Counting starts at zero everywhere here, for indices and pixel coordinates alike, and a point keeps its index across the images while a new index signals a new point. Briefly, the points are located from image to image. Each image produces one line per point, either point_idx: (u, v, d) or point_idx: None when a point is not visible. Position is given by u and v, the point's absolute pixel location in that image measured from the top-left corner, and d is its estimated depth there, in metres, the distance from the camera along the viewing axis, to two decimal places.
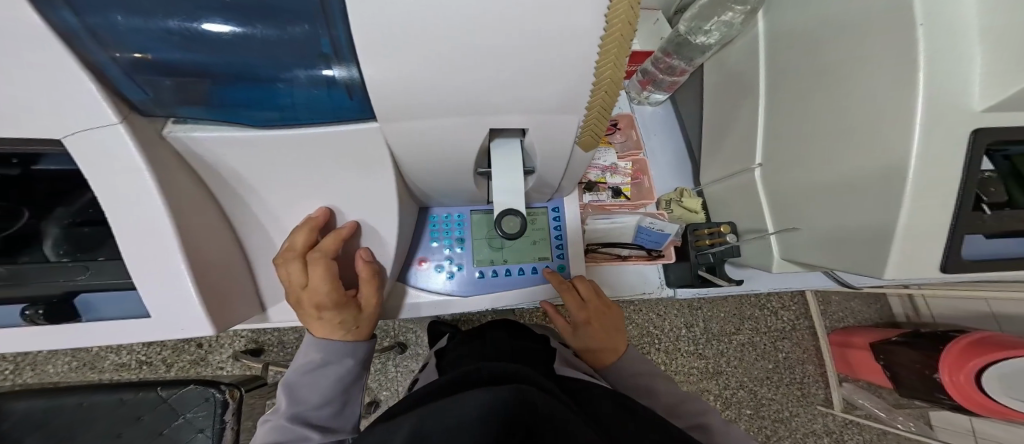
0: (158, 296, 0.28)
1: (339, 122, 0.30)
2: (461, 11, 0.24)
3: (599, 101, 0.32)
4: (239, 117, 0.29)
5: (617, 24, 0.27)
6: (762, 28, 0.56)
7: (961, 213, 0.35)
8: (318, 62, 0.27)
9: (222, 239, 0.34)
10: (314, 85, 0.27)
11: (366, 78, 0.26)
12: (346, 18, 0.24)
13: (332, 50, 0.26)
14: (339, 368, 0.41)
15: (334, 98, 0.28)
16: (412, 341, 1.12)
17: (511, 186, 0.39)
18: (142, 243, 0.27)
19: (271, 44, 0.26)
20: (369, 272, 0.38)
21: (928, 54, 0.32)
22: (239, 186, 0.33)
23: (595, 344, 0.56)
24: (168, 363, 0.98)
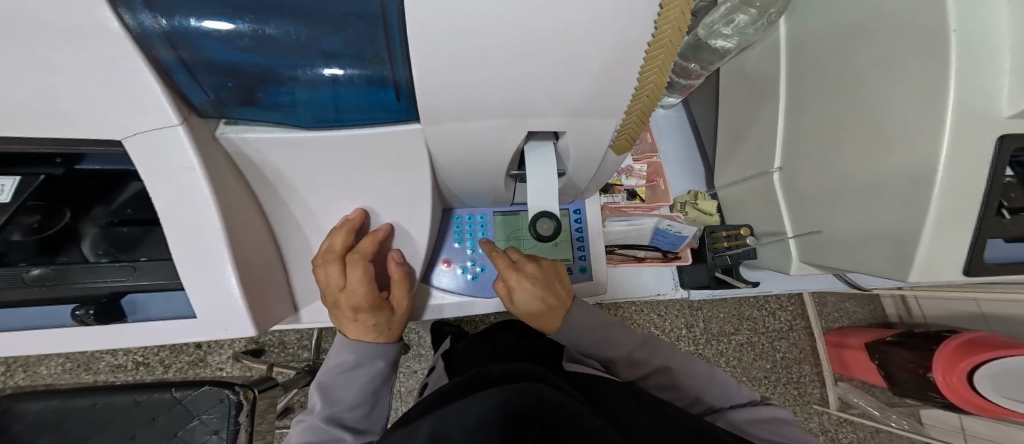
0: (204, 298, 0.28)
1: (390, 123, 0.30)
2: (460, 12, 0.23)
3: (640, 105, 0.33)
4: (290, 119, 0.29)
5: (667, 31, 0.26)
6: (784, 34, 0.57)
7: (985, 217, 0.37)
8: (369, 62, 0.26)
9: (262, 240, 0.33)
10: (363, 86, 0.27)
11: (419, 77, 0.25)
12: (403, 18, 0.23)
13: (387, 49, 0.25)
14: (371, 369, 0.41)
15: (381, 98, 0.28)
16: (415, 341, 1.11)
17: (541, 191, 0.39)
18: (195, 244, 0.27)
19: (330, 43, 0.25)
20: (401, 273, 0.38)
21: (959, 65, 0.33)
22: (281, 187, 0.32)
23: (543, 313, 0.49)
24: (166, 364, 0.96)
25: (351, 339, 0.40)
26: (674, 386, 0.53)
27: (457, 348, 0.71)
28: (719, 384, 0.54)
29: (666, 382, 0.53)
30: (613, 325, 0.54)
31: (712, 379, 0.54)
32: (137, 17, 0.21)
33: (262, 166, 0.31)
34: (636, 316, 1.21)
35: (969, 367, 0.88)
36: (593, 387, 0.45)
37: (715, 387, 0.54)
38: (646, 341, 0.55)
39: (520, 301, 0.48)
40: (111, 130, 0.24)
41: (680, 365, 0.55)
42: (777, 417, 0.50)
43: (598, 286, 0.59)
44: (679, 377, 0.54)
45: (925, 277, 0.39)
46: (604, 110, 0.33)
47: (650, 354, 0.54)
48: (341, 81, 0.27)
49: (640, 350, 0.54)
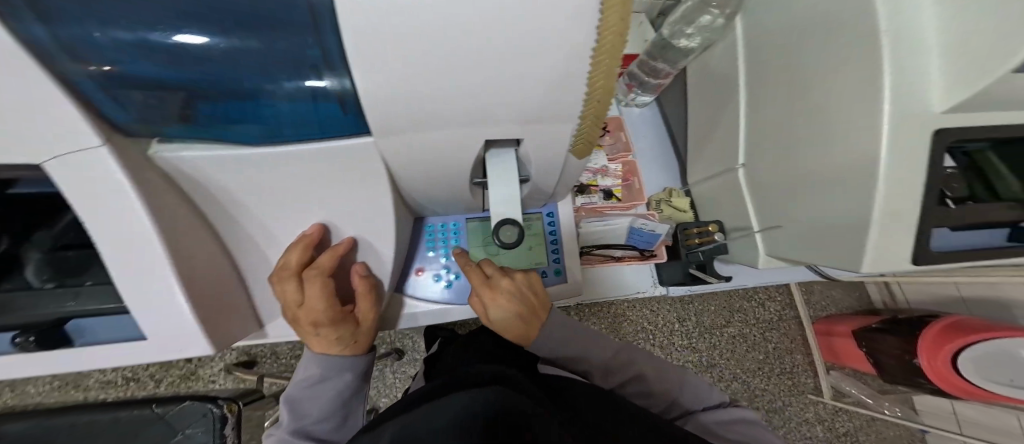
0: (152, 319, 0.28)
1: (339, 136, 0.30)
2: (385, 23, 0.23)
3: (593, 110, 0.34)
4: (228, 134, 0.29)
5: (609, 36, 0.28)
6: (741, 29, 0.59)
7: (926, 209, 0.38)
8: (314, 77, 0.26)
9: (214, 257, 0.34)
10: (309, 101, 0.27)
11: (357, 92, 0.26)
12: (340, 38, 0.24)
13: (325, 60, 0.25)
14: (338, 382, 0.41)
15: (327, 112, 0.28)
16: (409, 347, 1.11)
17: (505, 198, 0.40)
18: (137, 265, 0.27)
19: (267, 58, 0.26)
20: (365, 286, 0.39)
21: (892, 61, 0.35)
22: (232, 203, 0.33)
23: (514, 326, 0.49)
24: (156, 379, 0.94)
25: (317, 352, 0.41)
26: (648, 393, 0.54)
27: (443, 351, 0.71)
28: (689, 387, 0.55)
29: (640, 389, 0.54)
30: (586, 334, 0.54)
31: (683, 384, 0.56)
32: (28, 27, 0.20)
33: (209, 187, 0.31)
34: (629, 312, 1.22)
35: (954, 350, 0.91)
36: (563, 389, 0.46)
37: (687, 390, 0.55)
38: (620, 349, 0.56)
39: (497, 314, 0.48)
40: (29, 153, 0.22)
41: (652, 372, 0.55)
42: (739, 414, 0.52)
43: (572, 288, 0.60)
44: (653, 384, 0.54)
45: (877, 267, 0.41)
46: (557, 116, 0.33)
47: (623, 362, 0.55)
48: (292, 95, 0.27)
49: (613, 359, 0.55)
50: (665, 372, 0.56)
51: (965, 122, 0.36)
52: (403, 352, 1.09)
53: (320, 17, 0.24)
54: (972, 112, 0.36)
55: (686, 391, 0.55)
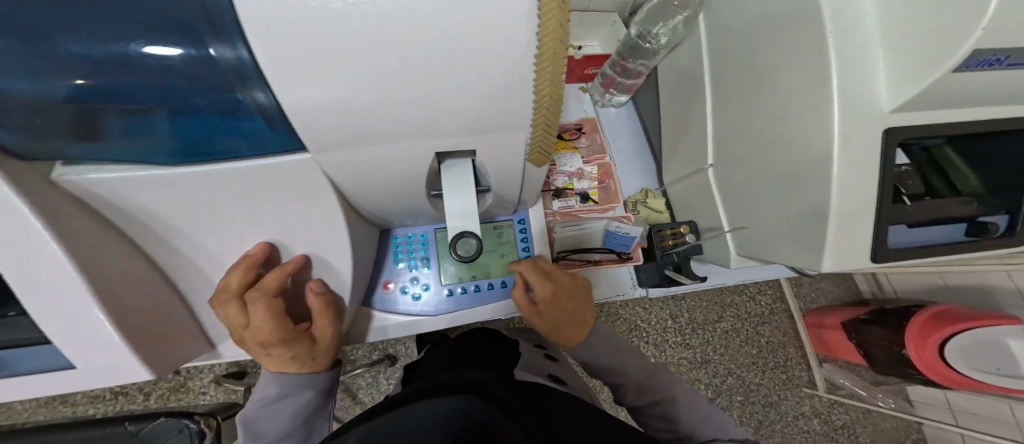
0: (78, 348, 0.28)
1: (269, 155, 0.29)
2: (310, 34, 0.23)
3: (543, 120, 0.34)
4: (142, 154, 0.28)
5: (549, 42, 0.28)
6: (705, 28, 0.59)
7: (881, 207, 0.39)
8: (232, 93, 0.27)
9: (145, 282, 0.33)
10: (238, 116, 0.28)
11: (281, 104, 0.25)
12: (256, 62, 0.24)
13: (239, 77, 0.25)
14: (297, 400, 0.41)
15: (254, 127, 0.28)
16: (402, 353, 1.13)
17: (465, 209, 0.39)
18: (53, 294, 0.26)
19: (180, 73, 0.26)
20: (321, 303, 0.38)
21: (838, 65, 0.36)
22: (161, 227, 0.32)
23: (564, 320, 0.54)
24: (146, 392, 0.93)
25: (272, 371, 0.40)
26: (674, 422, 0.52)
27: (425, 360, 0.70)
28: (720, 423, 0.51)
29: (663, 415, 0.53)
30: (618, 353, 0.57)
31: (715, 420, 0.51)
32: None
33: (143, 210, 0.30)
34: (622, 311, 1.22)
35: (940, 339, 0.93)
36: (535, 397, 0.46)
37: (718, 426, 0.51)
38: (646, 370, 0.56)
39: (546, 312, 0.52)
40: None
41: (681, 400, 0.53)
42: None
43: None
44: (680, 415, 0.52)
45: (839, 267, 0.41)
46: (506, 126, 0.33)
47: (648, 384, 0.55)
48: (214, 111, 0.28)
49: (638, 380, 0.55)
50: (697, 402, 0.53)
51: (915, 120, 0.37)
52: (395, 358, 1.10)
53: (221, 29, 0.24)
54: (921, 110, 0.37)
55: (716, 426, 0.50)
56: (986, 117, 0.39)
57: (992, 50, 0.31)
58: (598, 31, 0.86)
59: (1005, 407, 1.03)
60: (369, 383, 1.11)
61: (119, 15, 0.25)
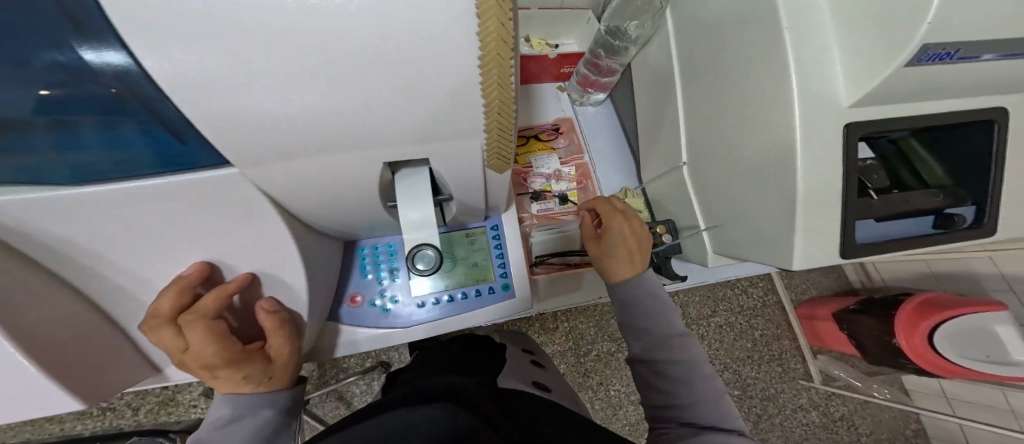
0: None
1: (190, 170, 0.28)
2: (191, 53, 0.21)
3: (495, 123, 0.32)
4: (46, 173, 0.26)
5: (491, 43, 0.26)
6: (673, 24, 0.59)
7: (846, 201, 0.38)
8: (125, 102, 0.24)
9: (63, 309, 0.31)
10: (146, 129, 0.26)
11: (185, 115, 0.24)
12: (145, 71, 0.22)
13: (124, 80, 0.23)
14: (255, 419, 0.40)
15: (162, 141, 0.26)
16: (395, 359, 1.11)
17: (423, 219, 0.38)
18: None
19: (65, 82, 0.24)
20: (275, 322, 0.36)
21: (795, 58, 0.36)
22: (83, 251, 0.30)
23: (620, 248, 0.53)
24: (135, 407, 0.92)
25: (225, 393, 0.39)
26: (670, 389, 0.47)
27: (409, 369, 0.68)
28: (718, 407, 0.45)
29: (664, 376, 0.48)
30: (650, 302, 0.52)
31: (718, 406, 0.45)
32: None
33: (72, 234, 0.29)
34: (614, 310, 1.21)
35: (929, 326, 0.93)
36: (510, 404, 0.45)
37: (716, 411, 0.45)
38: (669, 330, 0.50)
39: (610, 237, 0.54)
40: None
41: (690, 368, 0.48)
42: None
43: (522, 303, 0.57)
44: (681, 385, 0.47)
45: (808, 263, 0.40)
46: (456, 134, 0.32)
47: (663, 341, 0.50)
48: (116, 125, 0.26)
49: (651, 336, 0.50)
50: (705, 375, 0.47)
51: (873, 115, 0.37)
52: (388, 364, 1.08)
53: (88, 30, 0.21)
54: (879, 104, 0.37)
55: (713, 410, 0.45)
56: (950, 107, 0.39)
57: (942, 44, 0.31)
58: (573, 29, 0.85)
59: (1000, 394, 1.02)
60: (363, 391, 1.10)
61: None
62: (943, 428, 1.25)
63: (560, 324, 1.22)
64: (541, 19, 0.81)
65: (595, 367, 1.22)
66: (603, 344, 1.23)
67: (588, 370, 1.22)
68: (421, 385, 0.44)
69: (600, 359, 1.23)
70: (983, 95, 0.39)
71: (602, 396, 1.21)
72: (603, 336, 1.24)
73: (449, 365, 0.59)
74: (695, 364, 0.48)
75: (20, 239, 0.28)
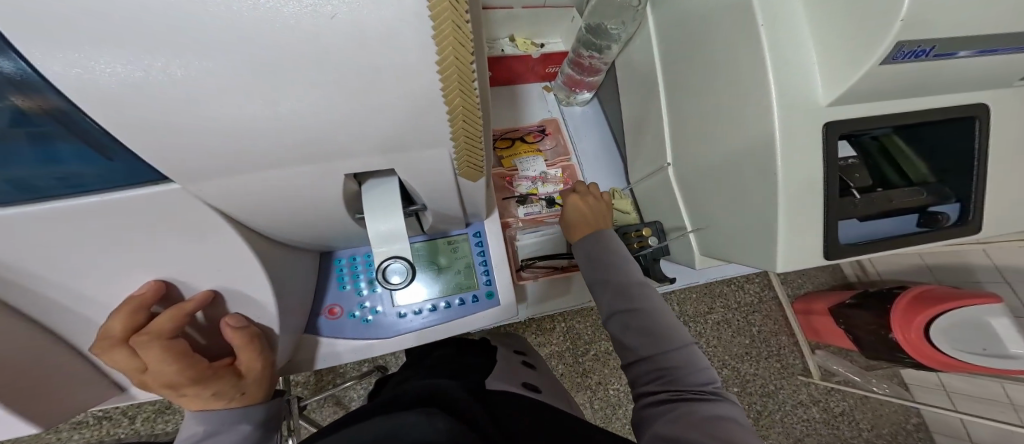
0: None
1: (133, 185, 0.27)
2: (105, 69, 0.19)
3: (461, 130, 0.31)
4: None
5: (447, 45, 0.24)
6: (654, 23, 0.58)
7: (829, 201, 0.37)
8: (30, 115, 0.22)
9: (13, 332, 0.30)
10: (70, 145, 0.24)
11: (110, 129, 0.22)
12: (54, 87, 0.20)
13: (27, 93, 0.20)
14: (232, 435, 0.38)
15: (86, 158, 0.25)
16: (391, 363, 1.10)
17: (395, 229, 0.37)
18: None
19: None
20: (243, 338, 0.35)
21: (772, 55, 0.36)
22: (22, 277, 0.28)
23: (571, 211, 0.55)
24: (132, 415, 0.90)
25: (193, 411, 0.37)
26: (639, 344, 0.45)
27: (398, 374, 0.67)
28: (692, 362, 0.42)
29: (632, 331, 0.46)
30: (612, 251, 0.51)
31: (692, 361, 0.42)
32: None
33: (12, 259, 0.27)
34: None
35: (924, 321, 0.92)
36: (498, 406, 0.44)
37: (688, 367, 0.42)
38: (633, 279, 0.49)
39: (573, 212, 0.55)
40: None
41: (658, 320, 0.45)
42: (735, 426, 0.37)
43: (506, 310, 0.56)
44: (650, 338, 0.44)
45: (793, 265, 0.39)
46: (422, 140, 0.31)
47: (627, 291, 0.48)
48: (39, 139, 0.24)
49: (615, 287, 0.48)
50: (675, 328, 0.45)
51: (853, 113, 0.37)
52: (385, 368, 1.07)
53: None
54: (857, 102, 0.36)
55: (686, 366, 0.42)
56: (930, 103, 0.38)
57: (916, 41, 0.30)
58: (558, 27, 0.84)
59: (998, 386, 1.02)
60: (360, 395, 1.09)
61: None
62: (943, 421, 1.24)
63: (556, 324, 1.21)
64: (525, 18, 0.80)
65: (592, 366, 1.21)
66: (601, 344, 1.22)
67: (586, 370, 1.20)
68: (404, 390, 0.44)
69: (597, 358, 1.22)
70: (963, 92, 0.38)
71: (601, 396, 1.20)
72: (601, 335, 1.23)
73: (438, 369, 0.58)
74: (661, 315, 0.46)
75: None
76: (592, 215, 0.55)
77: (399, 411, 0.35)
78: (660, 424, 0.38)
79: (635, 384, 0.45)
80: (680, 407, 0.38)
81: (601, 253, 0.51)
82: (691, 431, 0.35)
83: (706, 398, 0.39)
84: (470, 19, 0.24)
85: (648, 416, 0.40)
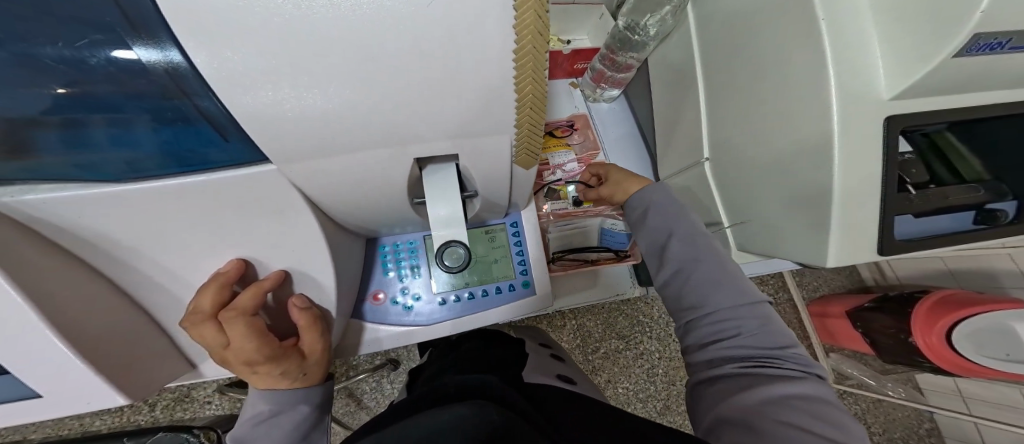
0: (48, 380, 0.28)
1: (238, 165, 0.29)
2: (239, 58, 0.22)
3: (526, 117, 0.31)
4: (96, 173, 0.27)
5: (527, 36, 0.25)
6: (694, 18, 0.58)
7: (888, 196, 0.37)
8: (171, 98, 0.26)
9: (104, 304, 0.32)
10: (189, 124, 0.27)
11: (228, 111, 0.24)
12: (196, 71, 0.23)
13: (171, 80, 0.24)
14: (293, 415, 0.40)
15: (204, 137, 0.27)
16: (405, 357, 1.11)
17: (445, 215, 0.38)
18: (11, 337, 0.26)
19: (120, 78, 0.25)
20: (307, 319, 0.36)
21: (836, 42, 0.35)
22: (120, 248, 0.31)
23: (619, 173, 0.60)
24: (152, 403, 0.92)
25: (260, 391, 0.39)
26: (700, 301, 0.44)
27: (428, 368, 0.68)
28: (757, 326, 0.42)
29: (690, 288, 0.46)
30: (671, 209, 0.51)
31: (752, 335, 0.41)
32: None
33: (113, 232, 0.29)
34: (626, 307, 1.25)
35: (947, 325, 0.91)
36: (542, 398, 0.44)
37: (752, 332, 0.41)
38: (693, 236, 0.48)
39: (612, 175, 0.61)
40: None
41: (719, 278, 0.45)
42: (807, 405, 0.34)
43: (542, 300, 0.56)
44: (709, 297, 0.44)
45: (844, 260, 0.39)
46: (491, 129, 0.30)
47: (687, 248, 0.47)
48: (166, 122, 0.27)
49: (674, 243, 0.48)
50: (738, 287, 0.44)
51: (917, 107, 0.36)
52: (398, 361, 1.08)
53: (144, 28, 0.22)
54: (923, 94, 0.36)
55: (749, 330, 0.41)
56: (986, 101, 0.38)
57: (991, 34, 0.31)
58: (586, 23, 0.85)
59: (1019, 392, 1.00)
60: (373, 388, 1.10)
61: (55, 20, 0.23)
62: (956, 426, 1.23)
63: (568, 321, 1.20)
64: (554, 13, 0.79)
65: (602, 365, 1.21)
66: (612, 341, 1.23)
67: (596, 367, 1.21)
68: (442, 383, 0.40)
69: (607, 356, 1.22)
70: (1017, 89, 0.38)
71: (610, 393, 1.21)
72: (612, 333, 1.23)
73: (473, 359, 0.59)
74: (723, 273, 0.45)
75: (63, 235, 0.29)
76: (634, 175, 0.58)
77: (442, 406, 0.29)
78: (721, 405, 0.37)
79: (694, 351, 0.44)
80: (744, 381, 0.37)
81: (656, 210, 0.51)
82: (759, 413, 0.34)
83: (772, 375, 0.37)
84: (549, 12, 0.26)
85: (709, 392, 0.39)
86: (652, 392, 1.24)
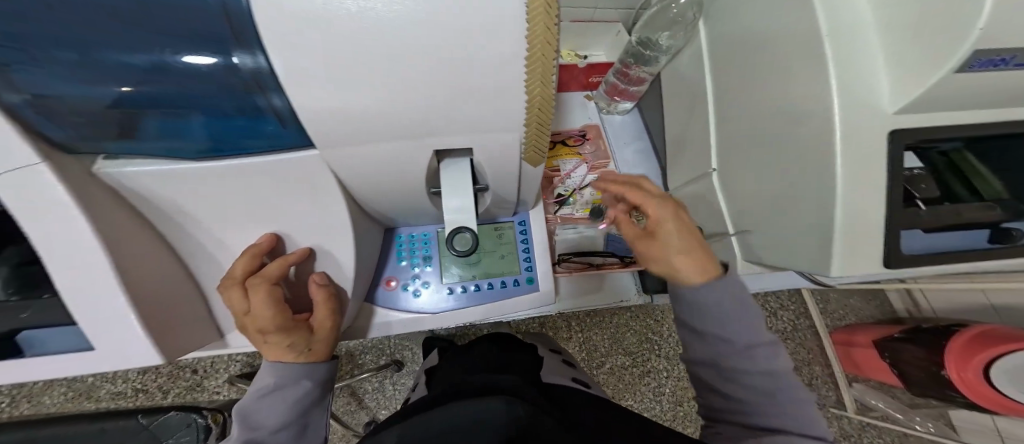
0: (102, 335, 0.32)
1: (289, 150, 0.33)
2: (289, 58, 0.25)
3: (535, 118, 0.33)
4: (175, 152, 0.32)
5: (538, 45, 0.28)
6: (706, 35, 0.60)
7: (893, 210, 0.37)
8: (251, 93, 0.30)
9: (163, 266, 0.37)
10: (257, 116, 0.31)
11: (294, 108, 0.29)
12: (275, 71, 0.27)
13: (253, 79, 0.28)
14: (295, 389, 0.43)
15: (267, 127, 0.32)
16: (409, 358, 1.14)
17: (458, 207, 0.41)
18: (90, 293, 0.31)
19: (212, 76, 0.29)
20: (323, 294, 0.40)
21: (842, 59, 0.36)
22: (178, 218, 0.35)
23: (677, 248, 0.43)
24: (165, 390, 0.99)
25: (270, 361, 0.42)
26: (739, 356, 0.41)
27: (443, 366, 0.71)
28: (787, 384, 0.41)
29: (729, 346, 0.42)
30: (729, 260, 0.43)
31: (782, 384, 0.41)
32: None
33: (172, 204, 0.34)
34: (634, 323, 1.24)
35: (985, 359, 0.84)
36: (561, 398, 0.45)
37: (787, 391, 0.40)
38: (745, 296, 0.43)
39: (666, 247, 0.43)
40: None
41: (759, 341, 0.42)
42: None
43: (546, 297, 0.58)
44: (746, 356, 0.41)
45: (848, 271, 0.39)
46: (502, 126, 0.33)
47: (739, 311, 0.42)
48: (236, 113, 0.31)
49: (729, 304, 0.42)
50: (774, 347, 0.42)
51: (921, 120, 0.37)
52: (402, 363, 1.11)
53: (245, 39, 0.27)
54: (925, 109, 0.36)
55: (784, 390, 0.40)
56: (992, 119, 0.38)
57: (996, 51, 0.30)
58: (603, 40, 0.87)
59: None
60: (374, 388, 1.13)
61: (155, 25, 0.28)
62: None
63: (574, 333, 1.20)
64: (573, 29, 0.83)
65: (608, 380, 1.20)
66: (618, 358, 1.21)
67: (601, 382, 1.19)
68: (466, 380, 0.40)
69: (614, 372, 1.21)
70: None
71: None
72: (618, 349, 1.22)
73: (494, 359, 0.61)
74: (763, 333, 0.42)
75: (128, 206, 0.34)
76: (703, 255, 0.43)
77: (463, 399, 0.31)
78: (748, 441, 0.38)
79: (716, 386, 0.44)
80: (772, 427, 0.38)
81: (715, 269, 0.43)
82: None
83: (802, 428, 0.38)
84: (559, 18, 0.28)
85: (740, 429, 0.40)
86: (657, 412, 1.21)
